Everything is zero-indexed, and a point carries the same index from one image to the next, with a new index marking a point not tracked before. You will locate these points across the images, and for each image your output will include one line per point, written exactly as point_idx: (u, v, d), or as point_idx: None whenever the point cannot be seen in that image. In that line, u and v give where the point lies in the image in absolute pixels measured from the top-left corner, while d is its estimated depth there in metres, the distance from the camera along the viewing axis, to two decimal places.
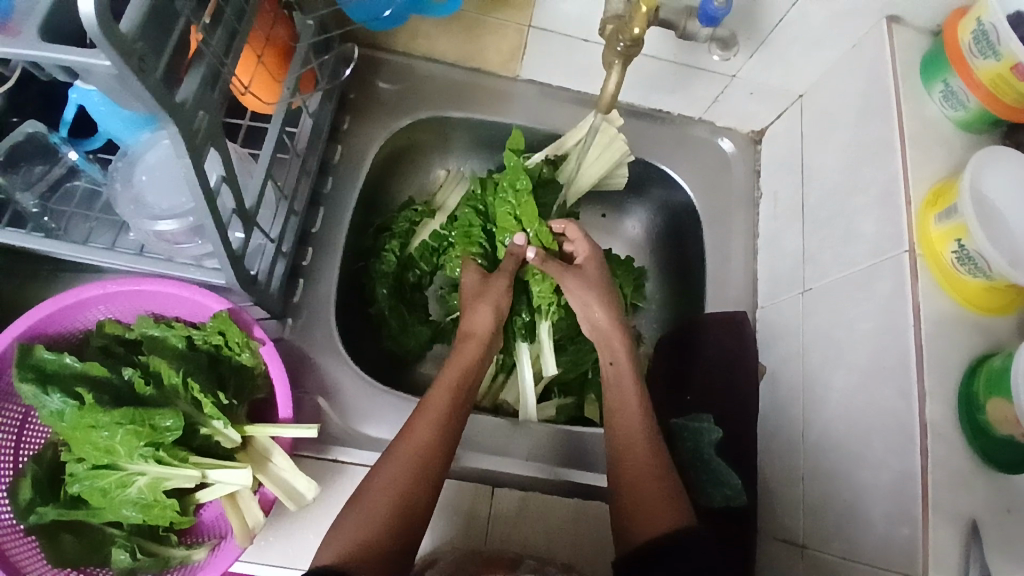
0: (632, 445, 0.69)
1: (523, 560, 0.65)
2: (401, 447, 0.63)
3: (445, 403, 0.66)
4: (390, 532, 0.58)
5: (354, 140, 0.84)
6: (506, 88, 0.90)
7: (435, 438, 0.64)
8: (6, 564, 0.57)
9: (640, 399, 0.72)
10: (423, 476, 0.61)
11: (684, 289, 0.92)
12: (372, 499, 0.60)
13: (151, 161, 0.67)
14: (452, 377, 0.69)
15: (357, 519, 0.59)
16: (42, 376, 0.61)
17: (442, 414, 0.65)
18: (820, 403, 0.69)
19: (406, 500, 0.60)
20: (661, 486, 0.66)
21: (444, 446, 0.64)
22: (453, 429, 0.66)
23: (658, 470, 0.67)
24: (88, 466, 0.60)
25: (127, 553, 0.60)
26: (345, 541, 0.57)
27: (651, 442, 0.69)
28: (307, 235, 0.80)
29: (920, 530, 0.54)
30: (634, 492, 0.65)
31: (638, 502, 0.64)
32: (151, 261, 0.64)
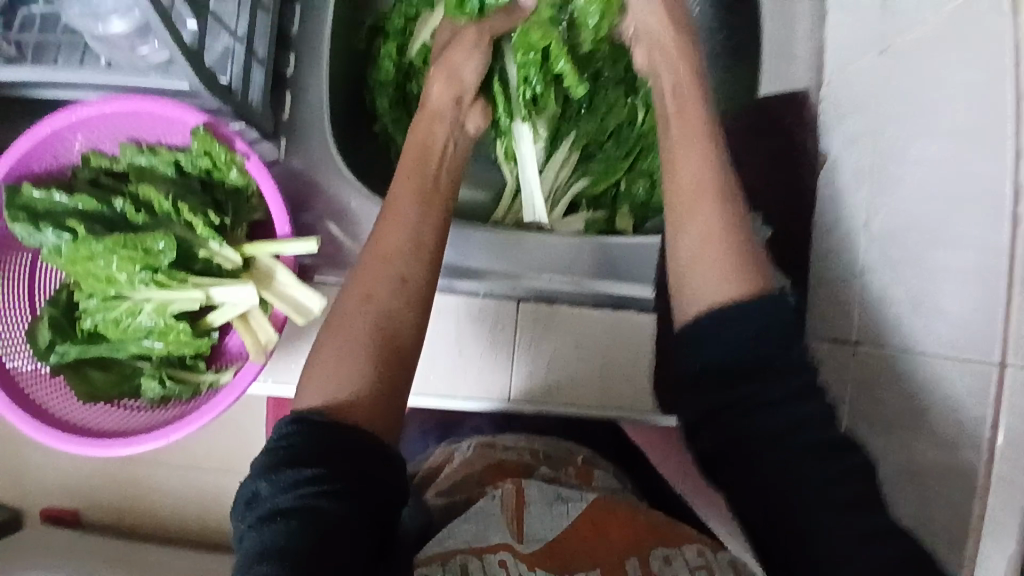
0: (699, 185, 0.57)
1: (541, 463, 0.67)
2: (371, 260, 0.54)
3: (411, 201, 0.57)
4: (374, 356, 0.50)
5: None
6: None
7: (405, 242, 0.55)
8: (39, 410, 0.58)
9: (710, 130, 0.60)
10: (405, 287, 0.53)
11: (734, 77, 0.77)
12: (353, 323, 0.51)
13: None
14: (409, 171, 0.59)
15: (341, 341, 0.51)
16: (33, 215, 0.58)
17: (409, 214, 0.56)
18: (890, 187, 0.59)
19: (393, 318, 0.52)
20: (737, 246, 0.55)
21: (416, 248, 0.55)
22: (426, 225, 0.56)
23: (736, 226, 0.56)
24: (100, 299, 0.59)
25: (156, 383, 0.61)
26: (332, 365, 0.50)
27: (721, 182, 0.58)
28: (285, 37, 0.70)
29: (1002, 312, 0.47)
30: (698, 252, 0.55)
31: (707, 254, 0.55)
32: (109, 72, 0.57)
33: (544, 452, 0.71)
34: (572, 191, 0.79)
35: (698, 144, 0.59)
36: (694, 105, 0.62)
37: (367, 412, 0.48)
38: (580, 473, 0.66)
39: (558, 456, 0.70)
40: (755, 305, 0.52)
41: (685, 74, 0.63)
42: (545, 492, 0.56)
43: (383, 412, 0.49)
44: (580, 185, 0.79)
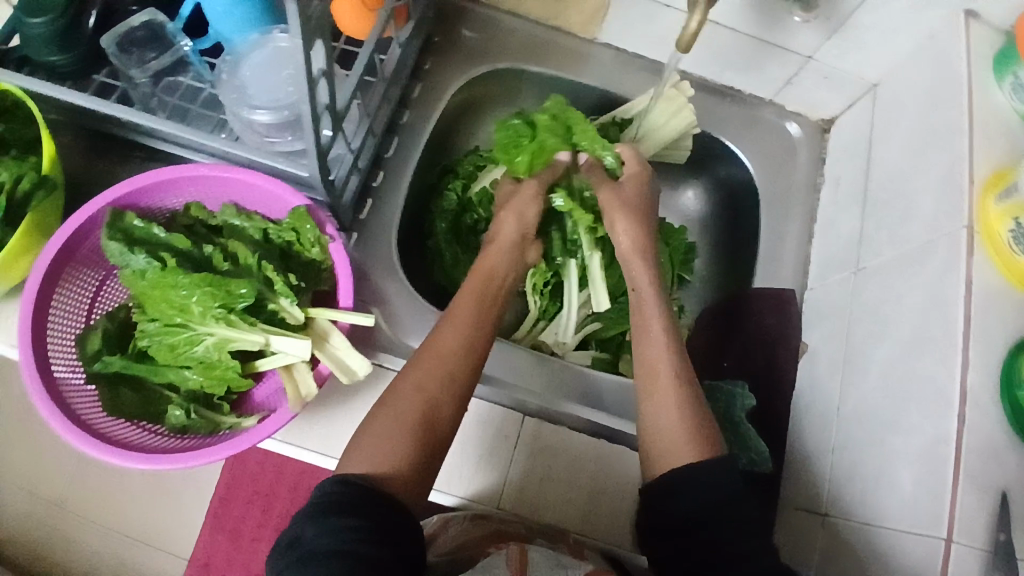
0: (656, 369, 0.67)
1: (535, 536, 0.67)
2: (428, 355, 0.65)
3: (471, 313, 0.69)
4: (414, 442, 0.60)
5: (434, 78, 0.89)
6: (581, 48, 0.92)
7: (461, 346, 0.66)
8: (72, 411, 0.62)
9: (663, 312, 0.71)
10: (449, 388, 0.64)
11: (732, 269, 0.92)
12: (402, 403, 0.62)
13: (257, 58, 0.68)
14: (474, 286, 0.72)
15: (385, 430, 0.60)
16: (130, 239, 0.66)
17: (467, 322, 0.68)
18: (860, 378, 0.69)
19: (436, 407, 0.63)
20: (697, 426, 0.63)
21: (468, 352, 0.66)
22: (480, 335, 0.68)
23: (692, 406, 0.64)
24: (161, 325, 0.65)
25: (181, 411, 0.65)
26: (375, 444, 0.60)
27: (673, 363, 0.66)
28: (380, 159, 0.84)
29: (948, 492, 0.54)
30: (651, 437, 0.63)
31: (657, 442, 0.63)
32: (243, 149, 0.67)
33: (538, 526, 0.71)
34: (585, 330, 0.90)
35: (661, 325, 0.70)
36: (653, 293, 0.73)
37: (401, 485, 0.58)
38: (573, 548, 0.66)
39: (551, 532, 0.70)
40: (705, 472, 0.58)
41: (642, 273, 0.75)
42: (547, 559, 0.57)
43: (413, 487, 0.59)
44: (593, 327, 0.89)
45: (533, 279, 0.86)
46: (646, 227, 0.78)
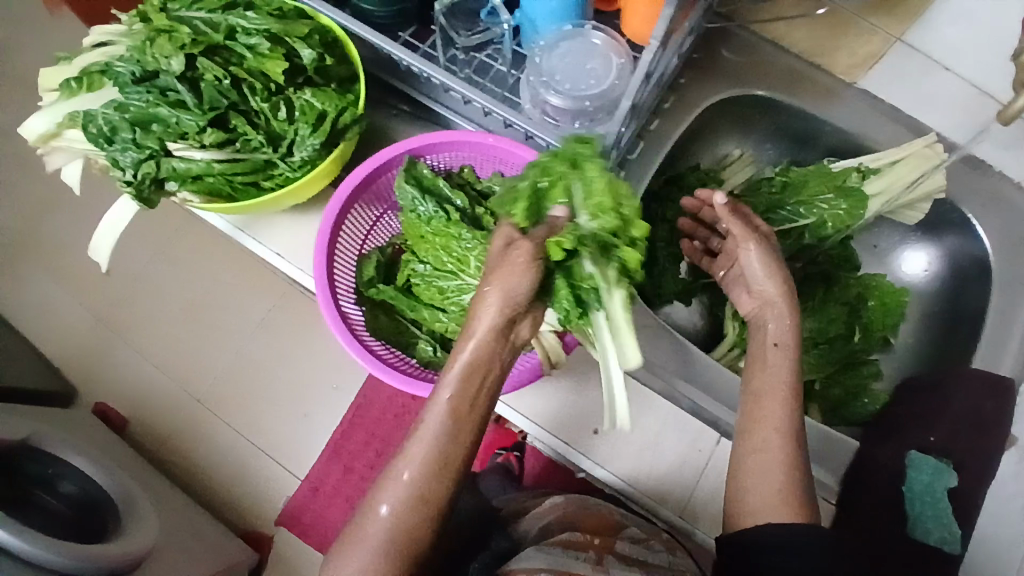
0: (770, 426, 0.65)
1: (631, 524, 0.77)
2: (455, 401, 0.58)
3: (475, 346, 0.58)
4: (426, 478, 0.58)
5: (690, 93, 0.91)
6: (836, 88, 0.90)
7: (473, 393, 0.59)
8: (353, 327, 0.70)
9: (791, 382, 0.66)
10: (460, 441, 0.58)
11: (945, 343, 0.90)
12: (424, 461, 0.58)
13: (567, 48, 0.73)
14: (490, 305, 0.58)
15: (408, 452, 0.58)
16: (421, 185, 0.73)
17: (485, 363, 0.59)
18: None
19: (450, 466, 0.58)
20: (793, 489, 0.63)
21: (478, 400, 0.59)
22: (486, 380, 0.59)
23: (790, 470, 0.64)
24: (431, 268, 0.74)
25: (430, 347, 0.74)
26: (402, 466, 0.58)
27: (790, 426, 0.65)
28: (624, 159, 0.87)
29: None
30: (747, 480, 0.65)
31: (754, 494, 0.64)
32: (538, 128, 0.72)
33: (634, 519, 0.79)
34: (782, 366, 0.91)
35: (784, 385, 0.66)
36: (783, 353, 0.67)
37: (411, 545, 0.57)
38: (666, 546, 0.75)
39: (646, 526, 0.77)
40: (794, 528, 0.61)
41: (786, 331, 0.68)
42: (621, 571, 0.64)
43: (422, 543, 0.58)
44: None
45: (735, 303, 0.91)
46: (779, 270, 0.71)
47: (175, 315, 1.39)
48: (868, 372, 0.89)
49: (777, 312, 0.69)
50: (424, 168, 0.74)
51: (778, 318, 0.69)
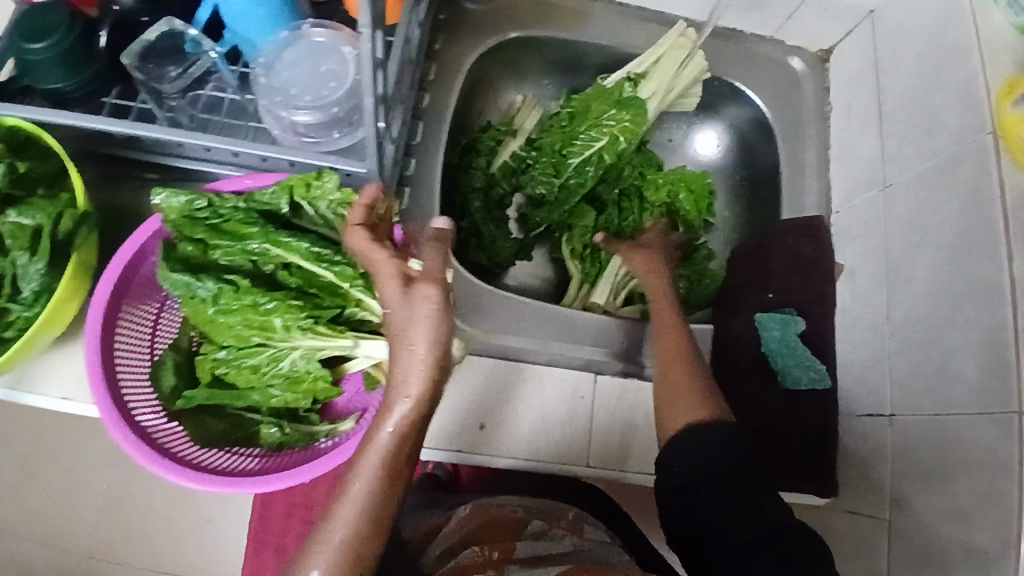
0: (674, 352, 0.73)
1: (533, 517, 0.75)
2: (338, 527, 0.50)
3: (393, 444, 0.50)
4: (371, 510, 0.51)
5: (447, 55, 0.87)
6: (584, 8, 0.93)
7: (381, 499, 0.51)
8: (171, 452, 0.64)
9: (671, 308, 0.78)
10: (356, 569, 0.51)
11: (756, 206, 0.96)
12: None
13: (292, 57, 0.65)
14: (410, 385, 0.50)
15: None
16: (192, 267, 0.65)
17: (399, 462, 0.51)
18: (904, 287, 0.75)
19: None
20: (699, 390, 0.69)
21: (386, 506, 0.51)
22: (398, 479, 0.52)
23: (697, 376, 0.70)
24: (240, 347, 0.65)
25: (276, 428, 0.67)
26: (341, 516, 0.51)
27: (690, 349, 0.73)
28: (409, 146, 0.83)
29: (1014, 371, 0.61)
30: (672, 396, 0.68)
31: (676, 401, 0.68)
32: (295, 153, 0.64)
33: (537, 506, 0.79)
34: (630, 285, 0.94)
35: (672, 323, 0.76)
36: (669, 303, 0.79)
37: None
38: (571, 525, 0.75)
39: (548, 512, 0.77)
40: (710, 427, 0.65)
41: (659, 284, 0.81)
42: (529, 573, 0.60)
43: None
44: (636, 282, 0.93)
45: (571, 244, 0.94)
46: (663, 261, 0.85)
47: (14, 478, 1.19)
48: (702, 258, 0.94)
49: (664, 276, 0.82)
50: (183, 194, 0.64)
51: (660, 289, 0.81)
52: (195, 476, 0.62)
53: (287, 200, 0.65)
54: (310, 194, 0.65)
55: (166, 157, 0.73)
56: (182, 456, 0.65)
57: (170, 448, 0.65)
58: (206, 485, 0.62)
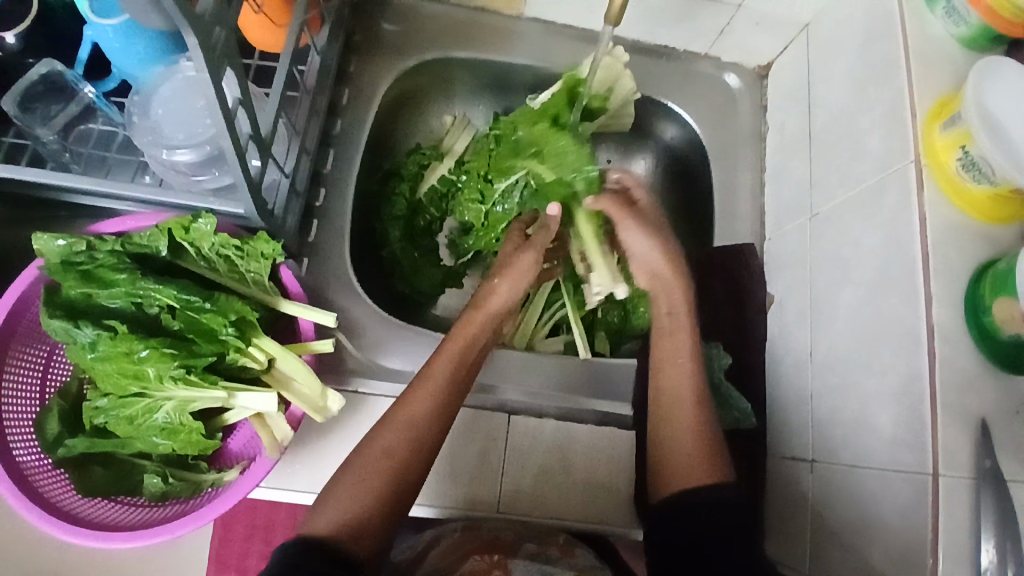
0: (677, 396, 0.70)
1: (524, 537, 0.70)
2: (398, 417, 0.63)
3: (446, 373, 0.66)
4: (401, 469, 0.61)
5: (362, 79, 0.85)
6: (508, 27, 0.89)
7: (431, 409, 0.64)
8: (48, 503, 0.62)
9: (691, 349, 0.72)
10: (414, 454, 0.62)
11: (693, 229, 0.92)
12: (368, 472, 0.60)
13: (166, 94, 0.64)
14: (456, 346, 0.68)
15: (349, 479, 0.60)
16: (71, 311, 0.61)
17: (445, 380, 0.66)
18: (829, 323, 0.71)
19: (397, 480, 0.61)
20: (704, 451, 0.67)
21: (439, 415, 0.65)
22: (454, 398, 0.66)
23: (700, 435, 0.67)
24: (115, 397, 0.62)
25: (159, 478, 0.65)
26: (392, 425, 0.63)
27: (692, 391, 0.70)
28: (318, 176, 0.80)
29: (927, 427, 0.56)
30: (666, 458, 0.67)
31: (672, 463, 0.67)
32: (167, 194, 0.62)
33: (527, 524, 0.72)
34: (557, 315, 0.90)
35: (683, 353, 0.72)
36: (685, 325, 0.73)
37: (362, 547, 0.57)
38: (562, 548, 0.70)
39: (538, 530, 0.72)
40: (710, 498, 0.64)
41: (676, 299, 0.74)
42: None
43: (371, 543, 0.58)
44: (564, 312, 0.90)
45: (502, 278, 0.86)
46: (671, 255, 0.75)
47: None
48: None
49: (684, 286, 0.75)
50: (62, 237, 0.61)
51: (673, 290, 0.75)
52: (75, 532, 0.60)
53: (165, 242, 0.62)
54: (190, 236, 0.62)
55: (45, 195, 0.70)
56: (62, 508, 0.62)
57: (51, 499, 0.62)
58: (92, 541, 0.60)
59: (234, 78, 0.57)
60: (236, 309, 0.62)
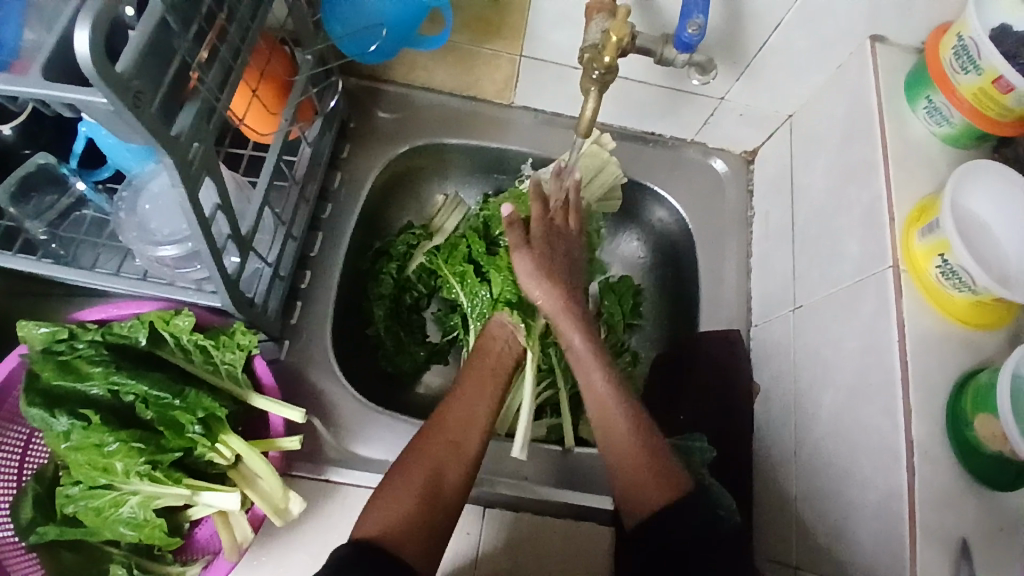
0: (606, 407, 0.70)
1: None
2: (438, 425, 0.67)
3: (478, 386, 0.71)
4: (446, 467, 0.64)
5: (354, 164, 0.87)
6: (501, 115, 0.92)
7: (467, 413, 0.68)
8: None
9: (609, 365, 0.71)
10: (457, 455, 0.65)
11: (678, 310, 0.91)
12: (411, 471, 0.63)
13: (155, 190, 0.67)
14: (480, 368, 0.73)
15: (397, 476, 0.63)
16: (49, 400, 0.60)
17: (477, 399, 0.70)
18: (811, 422, 0.69)
19: (440, 479, 0.63)
20: (658, 467, 0.67)
21: (478, 421, 0.68)
22: (485, 405, 0.70)
23: (654, 455, 0.67)
24: (85, 486, 0.62)
25: (124, 569, 0.64)
26: (435, 427, 0.66)
27: (635, 411, 0.69)
28: (305, 259, 0.82)
29: (906, 547, 0.54)
30: (630, 478, 0.67)
31: (640, 486, 0.66)
32: (152, 286, 0.64)
33: None
34: (540, 399, 0.88)
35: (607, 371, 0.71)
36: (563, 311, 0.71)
37: (407, 547, 0.59)
38: None
39: None
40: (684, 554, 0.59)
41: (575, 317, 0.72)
42: None
43: (419, 544, 0.60)
44: (548, 393, 0.88)
45: None
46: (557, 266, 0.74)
47: None
48: (625, 362, 0.86)
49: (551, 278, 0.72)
50: (46, 325, 0.63)
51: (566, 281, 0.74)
52: None
53: (145, 334, 0.63)
54: (170, 329, 0.64)
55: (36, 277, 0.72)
56: None
57: None
58: None
59: (211, 188, 0.63)
60: (205, 406, 0.63)
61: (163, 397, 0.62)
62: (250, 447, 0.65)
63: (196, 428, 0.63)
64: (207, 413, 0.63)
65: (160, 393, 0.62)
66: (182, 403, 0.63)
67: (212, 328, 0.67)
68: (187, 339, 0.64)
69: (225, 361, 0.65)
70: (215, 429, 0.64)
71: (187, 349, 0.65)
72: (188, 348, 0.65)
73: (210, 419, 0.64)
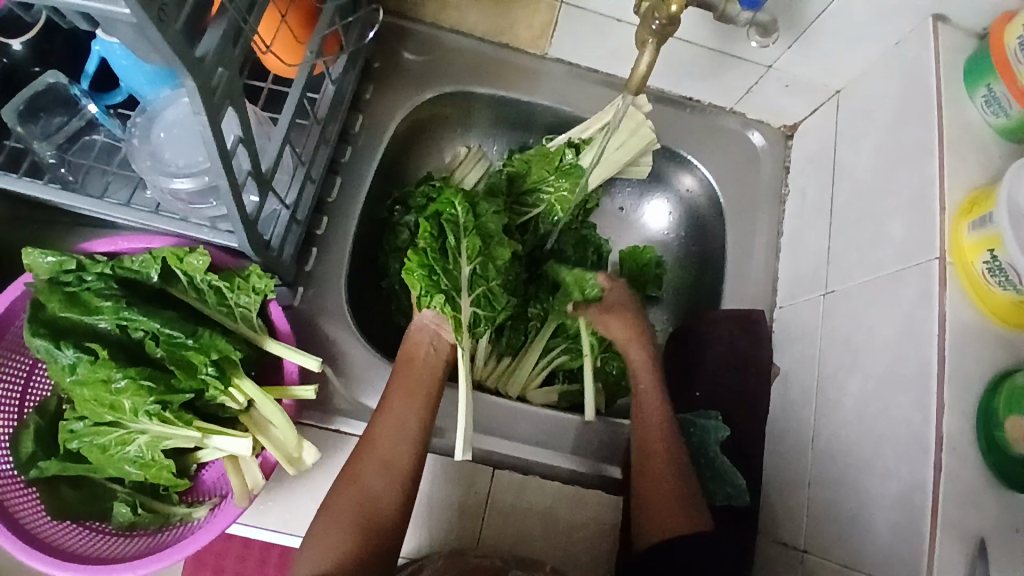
0: (655, 448, 0.69)
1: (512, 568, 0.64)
2: (365, 449, 0.65)
3: (399, 398, 0.66)
4: (377, 491, 0.62)
5: (377, 107, 0.83)
6: (533, 65, 0.87)
7: (393, 434, 0.65)
8: (6, 513, 0.59)
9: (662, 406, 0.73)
10: (389, 478, 0.63)
11: (700, 286, 0.89)
12: (341, 502, 0.62)
13: (169, 118, 0.63)
14: (402, 376, 0.68)
15: (330, 507, 0.62)
16: (54, 332, 0.58)
17: (401, 416, 0.66)
18: (833, 409, 0.68)
19: (373, 508, 0.62)
20: (677, 487, 0.67)
21: (404, 437, 0.65)
22: (411, 419, 0.66)
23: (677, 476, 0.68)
24: (90, 423, 0.60)
25: (128, 507, 0.64)
26: (362, 454, 0.64)
27: (675, 442, 0.70)
28: (322, 204, 0.79)
29: (926, 543, 0.54)
30: (650, 496, 0.67)
31: (659, 501, 0.67)
32: (166, 220, 0.60)
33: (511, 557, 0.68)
34: (551, 364, 0.85)
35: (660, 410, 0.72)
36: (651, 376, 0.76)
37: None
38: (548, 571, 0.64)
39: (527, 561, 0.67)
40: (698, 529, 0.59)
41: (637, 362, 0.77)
42: None
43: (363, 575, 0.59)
44: (560, 360, 0.85)
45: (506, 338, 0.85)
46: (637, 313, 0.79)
47: None
48: None
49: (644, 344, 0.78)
50: (53, 254, 0.60)
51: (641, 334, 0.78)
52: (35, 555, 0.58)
53: (157, 270, 0.61)
54: (183, 266, 0.61)
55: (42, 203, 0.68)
56: (32, 530, 0.60)
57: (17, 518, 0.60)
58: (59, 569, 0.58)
59: (233, 120, 0.60)
60: (219, 348, 0.61)
61: (176, 335, 0.60)
62: (264, 395, 0.63)
63: (208, 372, 0.61)
64: (219, 357, 0.61)
65: (173, 332, 0.60)
66: (196, 343, 0.60)
67: (229, 268, 0.65)
68: (202, 278, 0.62)
69: (240, 303, 0.63)
70: (228, 372, 0.62)
71: (201, 288, 0.63)
72: (201, 287, 0.62)
73: (223, 362, 0.62)
